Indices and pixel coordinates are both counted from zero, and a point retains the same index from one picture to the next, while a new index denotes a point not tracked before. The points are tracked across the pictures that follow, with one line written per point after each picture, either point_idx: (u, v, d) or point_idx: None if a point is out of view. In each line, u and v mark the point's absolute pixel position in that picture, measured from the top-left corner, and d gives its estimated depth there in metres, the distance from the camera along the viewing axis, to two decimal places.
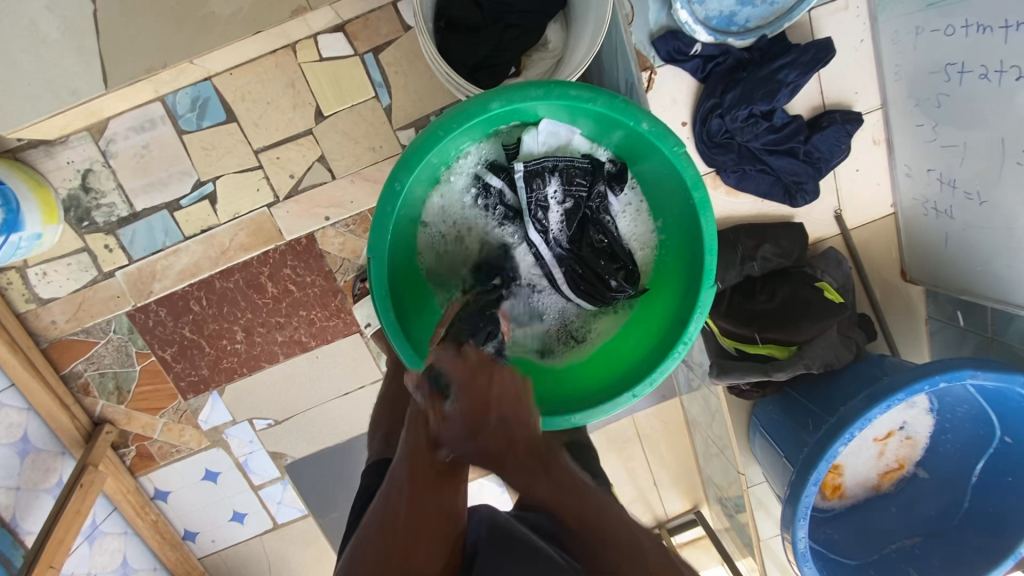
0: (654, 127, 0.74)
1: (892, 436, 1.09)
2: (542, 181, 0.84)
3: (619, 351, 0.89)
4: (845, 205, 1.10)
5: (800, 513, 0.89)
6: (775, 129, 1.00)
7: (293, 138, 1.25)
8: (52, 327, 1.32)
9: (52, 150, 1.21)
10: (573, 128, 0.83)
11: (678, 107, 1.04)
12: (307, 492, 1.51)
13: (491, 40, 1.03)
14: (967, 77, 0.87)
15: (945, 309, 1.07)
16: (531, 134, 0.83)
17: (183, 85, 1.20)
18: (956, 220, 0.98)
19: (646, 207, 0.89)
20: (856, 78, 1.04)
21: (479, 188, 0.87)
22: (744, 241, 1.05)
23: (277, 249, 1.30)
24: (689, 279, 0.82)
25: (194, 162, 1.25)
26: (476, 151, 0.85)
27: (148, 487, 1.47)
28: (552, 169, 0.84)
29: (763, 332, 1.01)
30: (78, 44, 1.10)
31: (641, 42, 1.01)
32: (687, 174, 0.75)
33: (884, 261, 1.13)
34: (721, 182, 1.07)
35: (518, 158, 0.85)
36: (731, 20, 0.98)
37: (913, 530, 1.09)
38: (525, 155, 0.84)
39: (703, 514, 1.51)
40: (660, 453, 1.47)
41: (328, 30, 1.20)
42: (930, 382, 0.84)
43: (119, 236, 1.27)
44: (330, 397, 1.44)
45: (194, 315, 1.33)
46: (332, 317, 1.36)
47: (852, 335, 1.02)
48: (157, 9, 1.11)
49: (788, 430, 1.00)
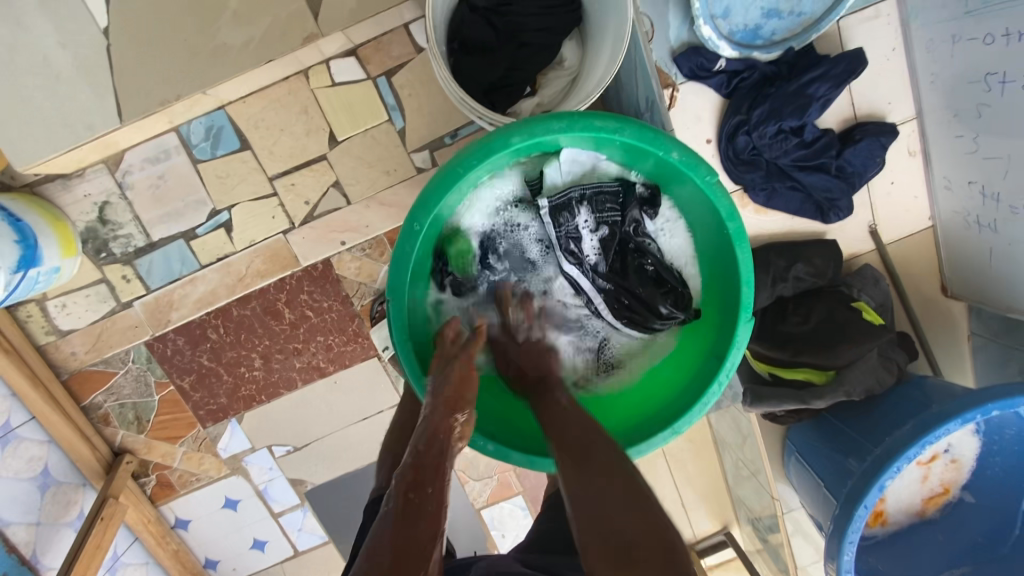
0: (684, 155, 0.71)
1: (937, 459, 1.03)
2: (571, 213, 0.82)
3: (653, 384, 0.85)
4: (880, 220, 1.05)
5: (846, 549, 0.83)
6: (804, 145, 0.96)
7: (308, 164, 1.24)
8: (71, 359, 1.31)
9: (70, 183, 1.21)
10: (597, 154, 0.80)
11: (702, 124, 1.01)
12: (327, 518, 1.49)
13: (504, 61, 1.01)
14: (1009, 87, 0.82)
15: (989, 325, 1.02)
16: (553, 166, 0.81)
17: (196, 115, 1.19)
18: (1000, 234, 0.92)
19: (683, 228, 0.85)
20: (889, 88, 1.00)
21: (509, 223, 0.85)
22: (775, 262, 1.01)
23: (293, 275, 1.29)
24: (728, 308, 0.78)
25: (209, 191, 1.24)
26: (502, 183, 0.82)
27: (168, 516, 1.46)
28: (579, 201, 0.81)
29: (798, 357, 0.97)
30: (91, 78, 1.10)
31: (662, 59, 0.98)
32: (721, 204, 0.72)
33: (922, 276, 1.08)
34: (749, 200, 1.03)
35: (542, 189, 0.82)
36: (756, 33, 0.94)
37: (963, 557, 1.04)
38: (550, 188, 0.82)
39: (733, 535, 1.43)
40: (689, 476, 1.41)
41: (340, 55, 1.19)
42: (984, 411, 0.79)
43: (137, 267, 1.27)
44: (349, 422, 1.42)
45: (211, 343, 1.32)
46: (349, 342, 1.34)
47: (893, 357, 0.97)
48: (167, 41, 1.10)
49: (828, 457, 0.95)
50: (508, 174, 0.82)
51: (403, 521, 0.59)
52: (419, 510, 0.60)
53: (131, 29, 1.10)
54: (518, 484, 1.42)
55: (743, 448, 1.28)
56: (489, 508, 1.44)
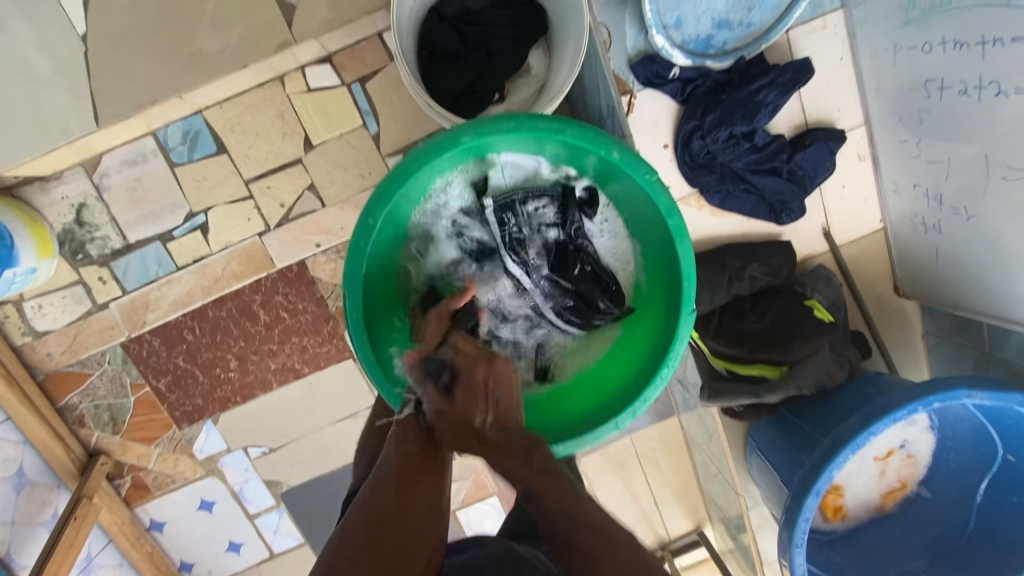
0: (623, 154, 0.74)
1: (893, 454, 1.06)
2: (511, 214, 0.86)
3: (603, 378, 0.88)
4: (833, 222, 1.09)
5: (798, 539, 0.87)
6: (756, 149, 1.00)
7: (283, 168, 1.27)
8: (47, 360, 1.33)
9: (48, 186, 1.23)
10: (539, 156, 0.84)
11: (659, 129, 1.05)
12: (303, 520, 1.50)
13: (472, 69, 1.04)
14: (947, 92, 0.87)
15: (941, 324, 1.06)
16: (495, 172, 0.85)
17: (173, 119, 1.22)
18: (944, 235, 0.97)
19: (622, 226, 0.89)
20: (838, 96, 1.04)
21: (453, 229, 0.88)
22: (731, 262, 1.04)
23: (268, 277, 1.31)
24: (671, 303, 0.81)
25: (185, 194, 1.26)
26: (446, 190, 0.85)
27: (143, 518, 1.46)
28: (521, 202, 0.86)
29: (754, 353, 1.01)
30: (69, 83, 1.13)
31: (620, 67, 1.02)
32: (661, 201, 0.75)
33: (876, 277, 1.12)
34: (706, 203, 1.07)
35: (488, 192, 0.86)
36: (709, 43, 0.98)
37: (921, 551, 1.04)
38: (493, 190, 0.86)
39: (706, 535, 1.45)
40: (661, 477, 1.43)
41: (314, 62, 1.22)
42: (925, 403, 0.83)
43: (113, 268, 1.28)
44: (324, 423, 1.43)
45: (187, 344, 1.33)
46: (324, 343, 1.36)
47: (844, 352, 1.02)
48: (144, 47, 1.13)
49: (784, 451, 1.00)
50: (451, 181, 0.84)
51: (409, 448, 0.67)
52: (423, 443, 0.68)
53: (108, 35, 1.12)
54: (492, 485, 1.44)
55: (709, 445, 1.30)
56: (464, 509, 1.46)
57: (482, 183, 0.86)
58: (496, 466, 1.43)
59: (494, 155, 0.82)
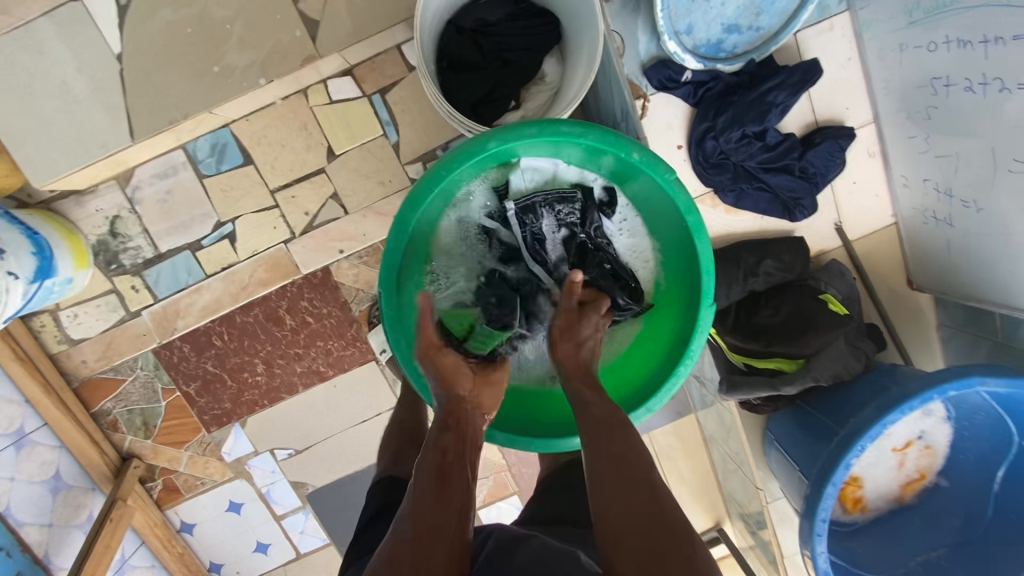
0: (643, 155, 0.77)
1: (911, 446, 1.06)
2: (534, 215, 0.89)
3: (626, 370, 0.91)
4: (846, 217, 1.12)
5: (818, 528, 0.89)
6: (768, 148, 1.03)
7: (307, 177, 1.31)
8: (82, 367, 1.37)
9: (83, 200, 1.29)
10: (558, 160, 0.88)
11: (673, 131, 1.08)
12: (328, 520, 1.53)
13: (489, 79, 1.08)
14: (953, 89, 0.90)
15: (955, 315, 1.08)
16: (516, 175, 0.89)
17: (202, 133, 1.27)
18: (955, 228, 0.99)
19: (641, 224, 0.92)
20: (846, 94, 1.07)
21: (477, 232, 0.92)
22: (746, 258, 1.07)
23: (294, 283, 1.35)
24: (691, 297, 0.84)
25: (214, 205, 1.31)
26: (471, 195, 0.90)
27: (174, 520, 1.50)
28: (541, 205, 0.89)
29: (771, 347, 1.04)
30: (104, 100, 1.18)
31: (633, 72, 1.05)
32: (679, 199, 0.78)
33: (888, 271, 1.14)
34: (720, 201, 1.10)
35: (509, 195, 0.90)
36: (718, 47, 1.02)
37: (941, 540, 1.06)
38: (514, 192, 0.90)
39: (726, 531, 1.46)
40: (680, 473, 1.45)
41: (337, 75, 1.27)
42: (940, 391, 0.85)
43: (145, 277, 1.33)
44: (349, 425, 1.47)
45: (216, 349, 1.38)
46: (348, 346, 1.40)
47: (860, 346, 1.04)
48: (174, 64, 1.18)
49: (802, 442, 1.02)
50: (476, 185, 0.88)
51: (432, 498, 0.63)
52: (445, 488, 0.65)
53: (141, 53, 1.18)
54: (513, 484, 1.46)
55: (728, 441, 1.32)
56: (486, 508, 1.48)
57: (504, 186, 0.90)
58: (517, 465, 1.46)
59: (516, 159, 0.87)
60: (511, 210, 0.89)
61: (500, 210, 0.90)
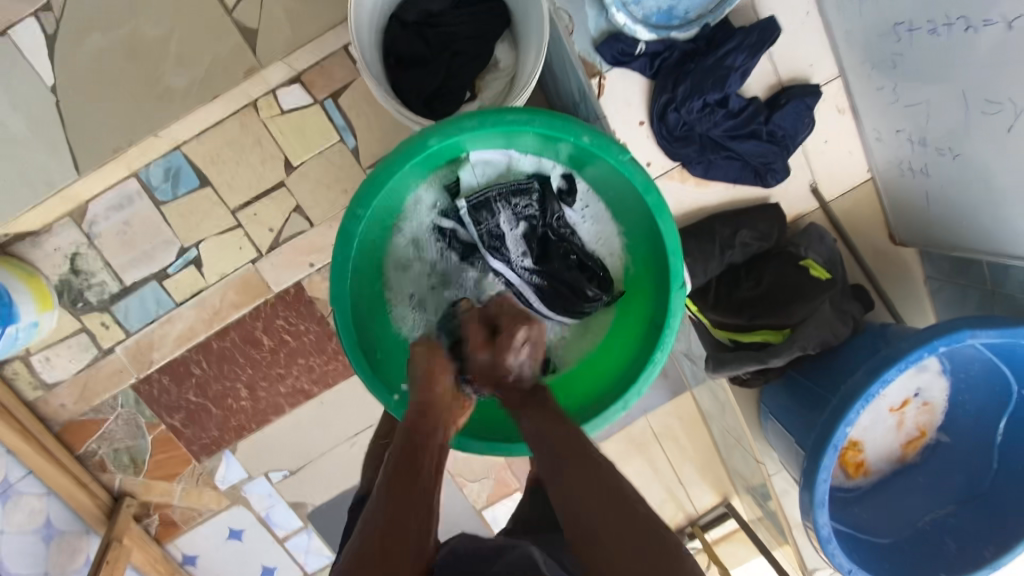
0: (593, 137, 0.74)
1: (909, 404, 1.04)
2: (490, 211, 0.86)
3: (602, 362, 0.88)
4: (820, 176, 1.08)
5: (817, 499, 0.87)
6: (732, 115, 1.00)
7: (267, 193, 1.27)
8: (62, 410, 1.34)
9: (39, 240, 1.23)
10: (509, 151, 0.84)
11: (633, 108, 1.03)
12: (332, 536, 1.51)
13: (440, 70, 1.03)
14: (917, 34, 0.86)
15: (941, 267, 1.05)
16: (467, 171, 0.85)
17: (154, 158, 1.22)
18: (932, 177, 0.96)
19: (604, 210, 0.88)
20: (809, 50, 1.03)
21: (433, 234, 0.89)
22: (720, 231, 1.04)
23: (267, 302, 1.32)
24: (658, 280, 0.82)
25: (174, 231, 1.27)
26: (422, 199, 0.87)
27: (176, 554, 1.48)
28: (496, 199, 0.86)
29: (754, 320, 1.02)
30: (47, 135, 1.17)
31: (585, 50, 1.00)
32: (637, 179, 0.75)
33: (870, 227, 1.11)
34: (688, 174, 1.06)
35: (462, 193, 0.86)
36: (670, 14, 0.99)
37: (947, 498, 1.04)
38: (467, 190, 0.86)
39: (734, 506, 1.43)
40: (681, 452, 1.42)
41: (285, 83, 1.22)
42: (930, 348, 0.82)
43: (114, 312, 1.29)
44: (341, 440, 1.44)
45: (196, 378, 1.35)
46: (330, 361, 1.37)
47: (846, 308, 1.01)
48: (116, 89, 1.17)
49: (798, 411, 0.99)
50: (427, 187, 0.85)
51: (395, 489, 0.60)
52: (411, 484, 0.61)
53: (78, 81, 1.16)
54: (515, 481, 1.44)
55: (725, 417, 1.31)
56: (490, 509, 1.46)
57: (456, 184, 0.86)
58: (515, 462, 1.43)
59: (464, 154, 0.83)
60: (464, 209, 0.85)
61: (455, 209, 0.87)
